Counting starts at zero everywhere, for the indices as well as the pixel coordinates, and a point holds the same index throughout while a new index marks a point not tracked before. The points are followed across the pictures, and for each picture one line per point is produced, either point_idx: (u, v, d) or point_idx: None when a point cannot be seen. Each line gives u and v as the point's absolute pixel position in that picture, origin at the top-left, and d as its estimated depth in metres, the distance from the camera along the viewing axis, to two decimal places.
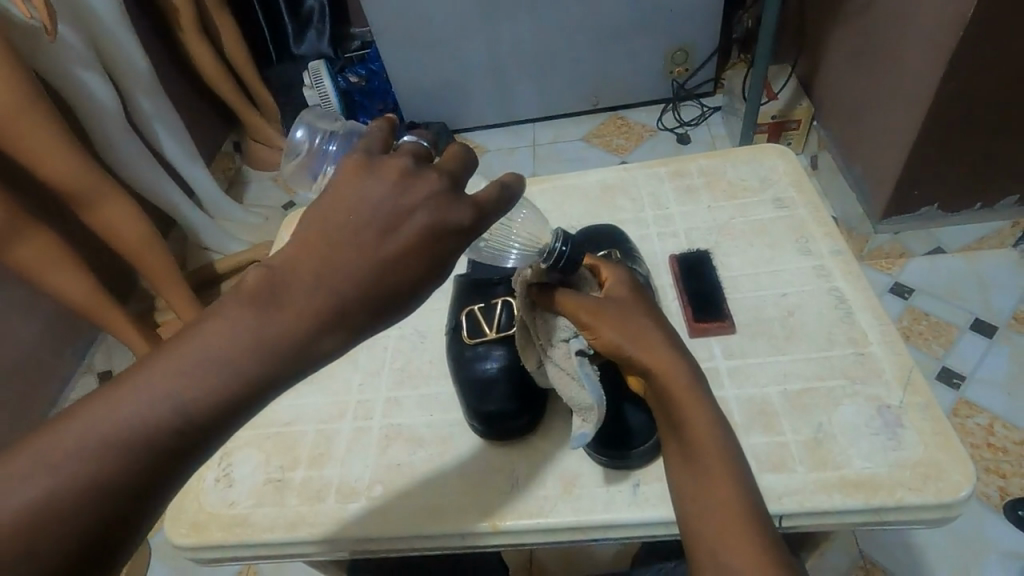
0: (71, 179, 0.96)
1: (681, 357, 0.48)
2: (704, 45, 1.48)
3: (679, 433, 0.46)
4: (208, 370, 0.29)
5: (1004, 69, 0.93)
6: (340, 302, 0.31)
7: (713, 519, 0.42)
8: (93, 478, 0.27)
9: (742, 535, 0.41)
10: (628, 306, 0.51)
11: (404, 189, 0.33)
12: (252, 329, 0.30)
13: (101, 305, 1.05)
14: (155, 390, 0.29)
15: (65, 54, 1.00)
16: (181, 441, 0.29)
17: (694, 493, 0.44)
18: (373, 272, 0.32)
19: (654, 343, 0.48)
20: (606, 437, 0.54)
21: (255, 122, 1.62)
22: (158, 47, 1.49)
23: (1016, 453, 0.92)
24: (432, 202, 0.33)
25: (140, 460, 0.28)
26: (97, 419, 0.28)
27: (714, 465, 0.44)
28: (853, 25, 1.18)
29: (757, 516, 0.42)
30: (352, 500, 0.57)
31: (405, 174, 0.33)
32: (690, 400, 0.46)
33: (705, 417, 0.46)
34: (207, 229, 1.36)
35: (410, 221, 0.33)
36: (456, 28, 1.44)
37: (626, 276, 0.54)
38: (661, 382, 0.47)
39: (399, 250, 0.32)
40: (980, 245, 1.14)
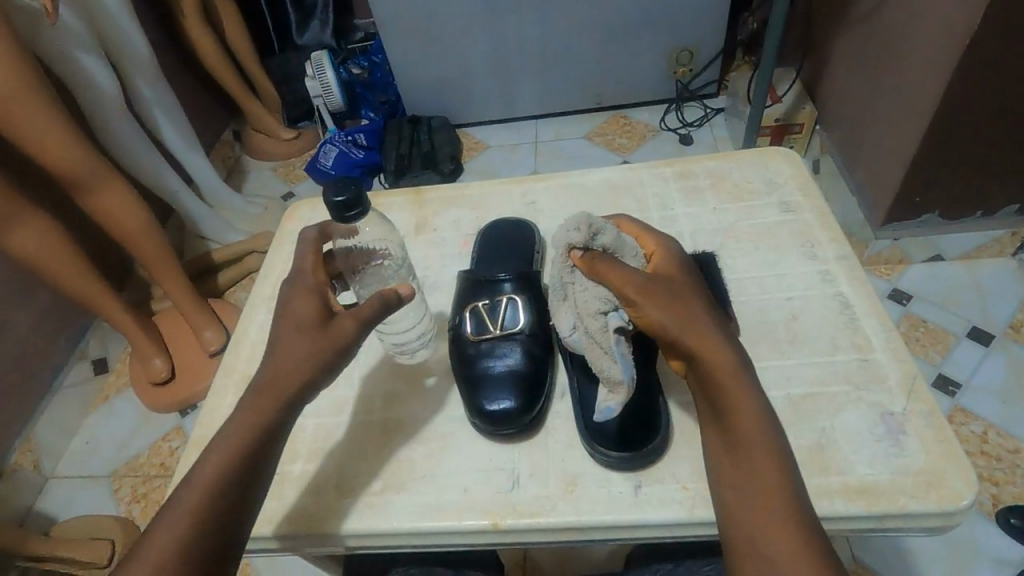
0: (69, 163, 0.94)
1: (727, 344, 0.46)
2: (709, 46, 1.47)
3: (721, 421, 0.44)
4: (228, 442, 0.42)
5: (1010, 78, 0.93)
6: (291, 360, 0.46)
7: (753, 507, 0.39)
8: (177, 549, 0.36)
9: (786, 531, 0.38)
10: (681, 283, 0.50)
11: (297, 290, 0.50)
12: (255, 407, 0.43)
13: (95, 291, 1.04)
14: (201, 476, 0.40)
15: (64, 36, 0.98)
16: (236, 492, 0.40)
17: (733, 483, 0.41)
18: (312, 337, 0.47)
19: (702, 325, 0.46)
20: (621, 427, 0.54)
21: (256, 111, 1.61)
22: (159, 32, 1.47)
23: (1009, 461, 0.92)
24: (314, 285, 0.51)
25: (214, 516, 0.38)
26: (174, 511, 0.38)
27: (758, 455, 0.41)
28: (860, 30, 1.17)
29: (803, 513, 0.39)
30: (352, 494, 0.57)
31: (297, 283, 0.51)
32: (734, 386, 0.44)
33: (751, 404, 0.43)
34: (206, 218, 1.35)
35: (297, 293, 0.50)
36: (461, 22, 1.43)
37: (675, 253, 0.54)
38: (704, 365, 0.45)
39: (318, 318, 0.48)
40: (979, 253, 1.15)
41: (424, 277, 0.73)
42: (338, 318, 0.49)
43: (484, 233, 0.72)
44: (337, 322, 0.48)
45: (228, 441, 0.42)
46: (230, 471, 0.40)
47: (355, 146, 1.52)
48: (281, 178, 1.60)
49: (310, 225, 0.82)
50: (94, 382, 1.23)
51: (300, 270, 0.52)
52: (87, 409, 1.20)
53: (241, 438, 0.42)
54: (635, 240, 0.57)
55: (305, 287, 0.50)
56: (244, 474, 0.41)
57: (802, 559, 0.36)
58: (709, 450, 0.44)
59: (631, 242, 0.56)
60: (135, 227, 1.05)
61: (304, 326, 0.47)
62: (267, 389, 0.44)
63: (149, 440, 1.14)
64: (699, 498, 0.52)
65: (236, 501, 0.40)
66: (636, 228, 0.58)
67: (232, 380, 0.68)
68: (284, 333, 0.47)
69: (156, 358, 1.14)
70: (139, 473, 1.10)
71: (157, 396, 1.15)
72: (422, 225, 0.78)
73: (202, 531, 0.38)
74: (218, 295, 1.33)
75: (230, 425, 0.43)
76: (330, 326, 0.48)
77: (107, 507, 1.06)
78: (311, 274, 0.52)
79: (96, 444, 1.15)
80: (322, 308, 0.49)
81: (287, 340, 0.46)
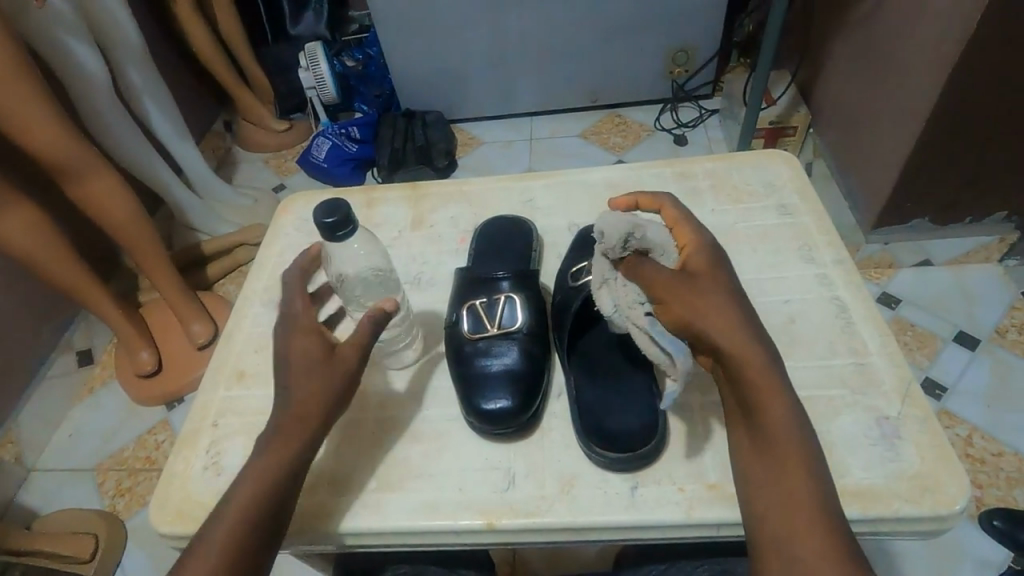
0: (57, 152, 0.92)
1: (758, 341, 0.46)
2: (705, 47, 1.47)
3: (750, 418, 0.45)
4: (255, 472, 0.46)
5: (1004, 86, 0.94)
6: (303, 398, 0.49)
7: (778, 506, 0.41)
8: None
9: (811, 528, 0.40)
10: (709, 279, 0.49)
11: (294, 329, 0.52)
12: (275, 442, 0.47)
13: (82, 282, 1.02)
14: (229, 510, 0.44)
15: (53, 20, 0.96)
16: (263, 523, 0.44)
17: (760, 479, 0.43)
18: (318, 372, 0.50)
19: (730, 320, 0.47)
20: (630, 433, 0.54)
21: (248, 102, 1.59)
22: (149, 19, 1.44)
23: (993, 464, 0.94)
24: (308, 322, 0.53)
25: (243, 547, 0.42)
26: (207, 544, 0.42)
27: (787, 453, 0.43)
28: (856, 35, 1.18)
29: (831, 511, 0.41)
30: (344, 493, 0.56)
31: (291, 322, 0.53)
32: (765, 383, 0.45)
33: (779, 403, 0.44)
34: (195, 209, 1.33)
35: (294, 334, 0.52)
36: (458, 16, 1.42)
37: (708, 246, 0.52)
38: (734, 363, 0.46)
39: (321, 353, 0.51)
40: (968, 258, 1.16)
41: (420, 273, 0.72)
42: (339, 349, 0.51)
43: (482, 229, 0.72)
44: (339, 351, 0.51)
45: (252, 477, 0.45)
46: (263, 501, 0.44)
47: (348, 139, 1.51)
48: (273, 170, 1.58)
49: (304, 218, 0.81)
50: (79, 374, 1.21)
51: (292, 312, 0.54)
52: (72, 401, 1.18)
53: (269, 468, 0.46)
54: (667, 229, 0.55)
55: (302, 326, 0.53)
56: (272, 504, 0.45)
57: (826, 556, 0.38)
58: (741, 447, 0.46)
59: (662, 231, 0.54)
60: (124, 218, 1.03)
61: (312, 361, 0.50)
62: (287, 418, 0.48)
63: (134, 433, 1.12)
64: (696, 499, 0.52)
65: (263, 532, 0.44)
66: (672, 216, 0.56)
67: (222, 375, 0.67)
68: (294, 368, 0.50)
69: (143, 351, 1.12)
70: (123, 466, 1.08)
71: (143, 388, 1.14)
72: (419, 221, 0.78)
73: (234, 561, 0.42)
74: (207, 287, 1.31)
75: (254, 460, 0.47)
76: (334, 358, 0.51)
77: (90, 500, 1.05)
78: (304, 317, 0.54)
79: (80, 436, 1.13)
80: (322, 344, 0.52)
81: (300, 376, 0.50)
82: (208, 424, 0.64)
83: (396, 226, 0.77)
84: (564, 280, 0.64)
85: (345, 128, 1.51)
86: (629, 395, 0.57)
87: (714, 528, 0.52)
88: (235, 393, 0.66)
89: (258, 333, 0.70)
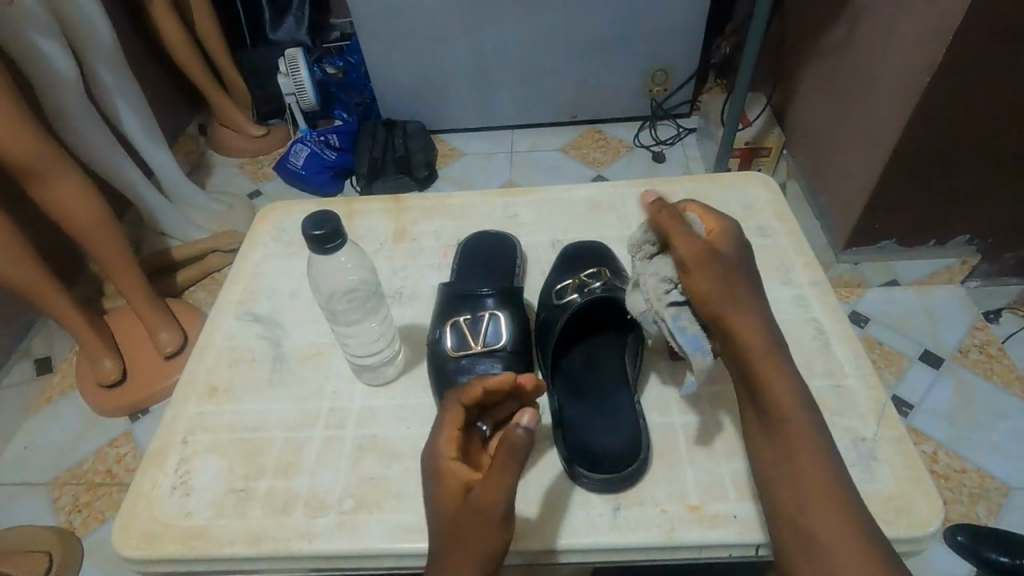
0: (25, 154, 0.89)
1: (765, 327, 0.50)
2: (684, 67, 1.51)
3: (759, 402, 0.49)
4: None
5: (967, 115, 0.98)
6: (473, 551, 0.43)
7: (800, 490, 0.46)
8: None
9: (828, 501, 0.45)
10: (733, 261, 0.52)
11: (439, 471, 0.47)
12: None
13: (46, 289, 0.98)
14: None
15: (22, 17, 0.93)
16: None
17: (772, 460, 0.48)
18: (467, 517, 0.44)
19: (743, 307, 0.50)
20: (617, 458, 0.55)
21: (224, 107, 1.55)
22: (124, 18, 1.41)
23: (957, 481, 0.96)
24: (450, 466, 0.47)
25: None
26: None
27: (798, 435, 0.47)
28: (829, 61, 1.22)
29: (843, 486, 0.46)
30: (321, 514, 0.55)
31: (436, 465, 0.47)
32: (772, 368, 0.49)
33: (788, 388, 0.49)
34: (165, 213, 1.30)
35: (437, 479, 0.47)
36: (442, 28, 1.42)
37: (735, 231, 0.54)
38: (742, 351, 0.49)
39: (466, 498, 0.44)
40: (932, 280, 1.20)
41: (402, 287, 0.71)
42: (477, 494, 0.44)
43: (464, 243, 0.72)
44: (475, 498, 0.44)
45: None
46: None
47: (327, 147, 1.49)
48: (248, 176, 1.55)
49: (282, 230, 0.79)
50: (37, 383, 1.16)
51: (435, 449, 0.48)
52: (27, 411, 1.13)
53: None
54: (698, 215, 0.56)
55: (443, 466, 0.47)
56: None
57: (844, 527, 0.44)
58: (753, 434, 0.51)
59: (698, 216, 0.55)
60: (92, 222, 0.99)
61: (455, 503, 0.45)
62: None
63: (94, 445, 1.08)
64: (676, 520, 0.53)
65: None
66: (701, 206, 0.56)
67: (193, 390, 0.65)
68: (441, 509, 0.45)
69: (107, 359, 1.08)
70: (82, 480, 1.04)
71: (105, 399, 1.09)
72: (401, 234, 0.77)
73: None
74: (177, 295, 1.28)
75: None
76: (474, 506, 0.44)
77: (44, 516, 1.00)
78: (449, 452, 0.48)
79: (34, 449, 1.08)
80: (460, 487, 0.46)
81: (458, 525, 0.44)
82: (177, 441, 0.61)
83: (377, 238, 0.76)
84: (547, 298, 0.64)
85: (325, 136, 1.49)
86: (615, 416, 0.59)
87: (695, 550, 0.52)
88: (206, 408, 0.63)
89: (231, 346, 0.68)
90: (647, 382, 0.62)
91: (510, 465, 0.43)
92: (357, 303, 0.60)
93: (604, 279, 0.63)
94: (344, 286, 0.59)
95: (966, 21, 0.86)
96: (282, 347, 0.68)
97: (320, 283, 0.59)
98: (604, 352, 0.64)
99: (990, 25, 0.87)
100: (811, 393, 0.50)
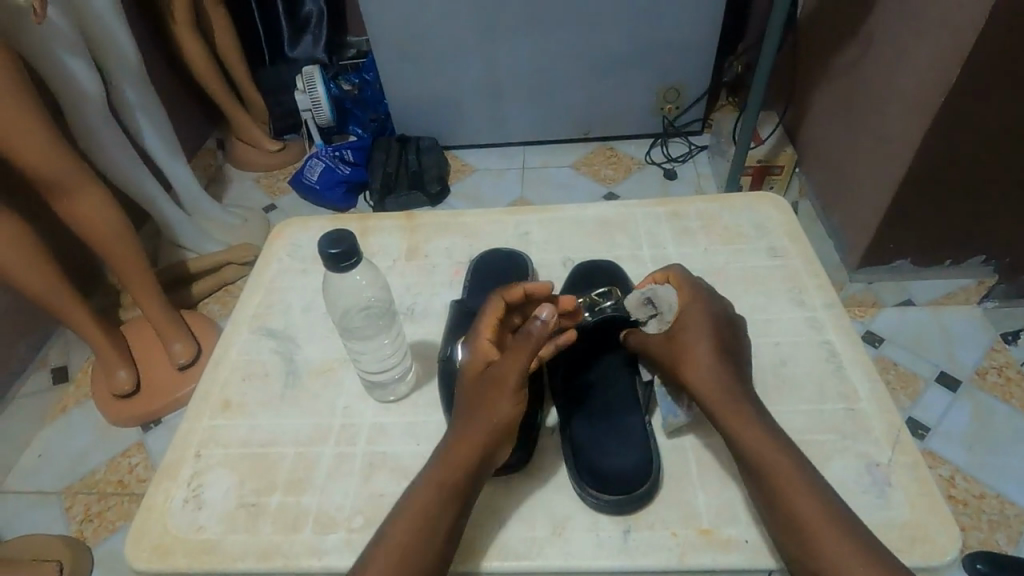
0: (51, 168, 0.91)
1: (723, 374, 0.54)
2: (695, 86, 1.52)
3: (735, 451, 0.51)
4: (434, 478, 0.51)
5: (980, 136, 0.97)
6: (489, 414, 0.53)
7: (798, 531, 0.46)
8: (407, 538, 0.48)
9: (829, 536, 0.45)
10: (688, 329, 0.57)
11: (473, 348, 0.56)
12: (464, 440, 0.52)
13: (67, 300, 1.00)
14: (433, 483, 0.51)
15: (50, 35, 0.95)
16: (460, 504, 0.50)
17: (769, 503, 0.49)
18: (489, 388, 0.53)
19: (699, 365, 0.54)
20: (632, 474, 0.55)
21: (241, 122, 1.59)
22: (148, 36, 1.45)
23: (976, 506, 0.94)
24: (481, 346, 0.56)
25: (441, 520, 0.49)
26: (409, 518, 0.49)
27: (784, 474, 0.48)
28: (841, 81, 1.22)
29: (844, 521, 0.46)
30: (330, 531, 0.55)
31: (471, 343, 0.56)
32: (737, 414, 0.52)
33: (755, 430, 0.51)
34: (183, 226, 1.32)
35: (471, 354, 0.56)
36: (456, 47, 1.45)
37: (702, 296, 0.59)
38: (706, 403, 0.53)
39: (491, 373, 0.54)
40: (947, 300, 1.18)
41: (414, 304, 0.72)
42: (502, 370, 0.53)
43: (476, 262, 0.72)
44: (498, 371, 0.54)
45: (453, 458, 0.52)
46: (443, 496, 0.50)
47: (342, 162, 1.51)
48: (264, 190, 1.57)
49: (296, 246, 0.80)
50: (53, 392, 1.17)
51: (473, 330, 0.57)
52: (42, 421, 1.14)
53: (444, 473, 0.51)
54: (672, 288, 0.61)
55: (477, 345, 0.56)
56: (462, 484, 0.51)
57: (848, 561, 0.44)
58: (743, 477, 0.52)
59: (667, 290, 0.61)
60: (111, 234, 1.01)
61: (479, 376, 0.55)
62: (466, 429, 0.53)
63: (107, 455, 1.09)
64: (688, 545, 0.52)
65: (461, 504, 0.50)
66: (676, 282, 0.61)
67: (208, 404, 0.66)
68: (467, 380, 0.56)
69: (122, 370, 1.09)
70: (94, 490, 1.04)
71: (119, 409, 1.10)
72: (414, 251, 0.78)
73: (432, 522, 0.49)
74: (192, 306, 1.29)
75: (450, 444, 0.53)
76: (495, 378, 0.53)
77: (56, 525, 1.01)
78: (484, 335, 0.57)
79: (48, 458, 1.09)
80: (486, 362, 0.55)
81: (482, 392, 0.54)
82: (190, 454, 0.62)
83: (390, 255, 0.77)
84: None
85: (339, 151, 1.51)
86: (630, 429, 0.58)
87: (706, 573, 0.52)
88: (220, 422, 0.64)
89: (245, 361, 0.69)
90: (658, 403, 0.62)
91: (530, 347, 0.53)
92: (373, 326, 0.61)
93: (616, 297, 0.65)
94: (362, 306, 0.61)
95: (978, 43, 0.86)
96: (295, 362, 0.68)
97: (335, 299, 0.60)
98: (619, 367, 0.64)
99: (1003, 47, 0.87)
100: (789, 437, 0.52)
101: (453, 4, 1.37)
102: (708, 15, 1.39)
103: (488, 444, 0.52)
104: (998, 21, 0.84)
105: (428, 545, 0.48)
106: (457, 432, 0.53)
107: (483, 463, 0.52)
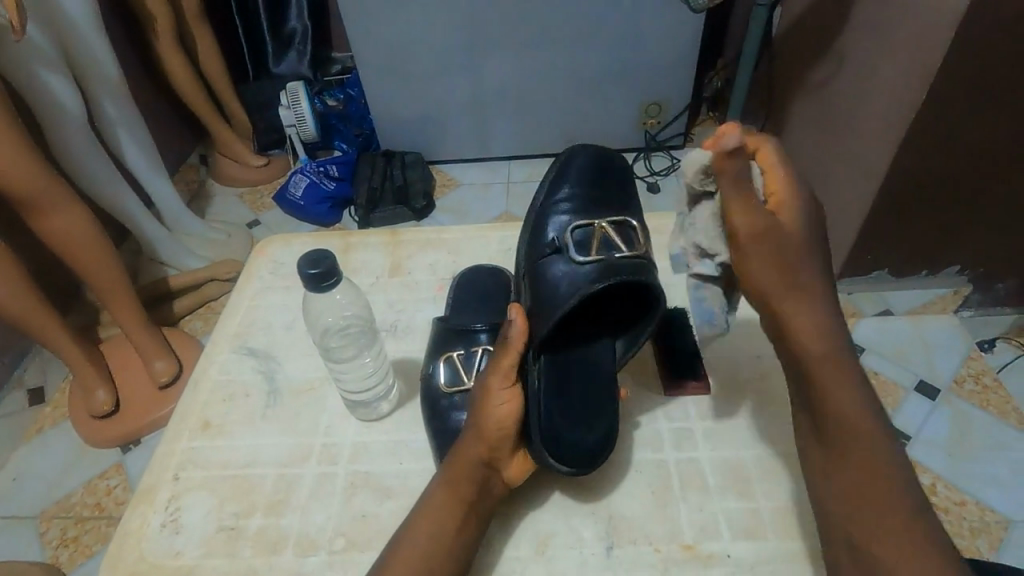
0: (28, 186, 0.90)
1: (828, 317, 0.52)
2: (677, 100, 1.54)
3: (824, 422, 0.51)
4: (440, 489, 0.52)
5: (952, 150, 1.00)
6: (489, 421, 0.53)
7: (872, 517, 0.47)
8: (418, 546, 0.50)
9: (899, 522, 0.46)
10: (797, 242, 0.53)
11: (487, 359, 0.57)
12: (467, 450, 0.53)
13: (43, 320, 0.98)
14: (440, 491, 0.52)
15: (29, 51, 0.94)
16: (464, 512, 0.51)
17: (844, 478, 0.49)
18: (485, 395, 0.54)
19: (808, 298, 0.52)
20: (592, 448, 0.55)
21: (223, 135, 1.58)
22: (129, 51, 1.44)
23: (957, 514, 0.96)
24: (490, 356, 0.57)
25: (446, 528, 0.50)
26: (420, 528, 0.51)
27: (865, 452, 0.49)
28: (816, 96, 1.25)
29: (918, 512, 0.46)
30: (311, 553, 0.54)
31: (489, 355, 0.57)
32: (838, 379, 0.50)
33: (851, 390, 0.50)
34: (165, 243, 1.31)
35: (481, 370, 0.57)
36: (441, 62, 1.46)
37: (802, 196, 0.54)
38: (800, 344, 0.51)
39: (487, 381, 0.54)
40: (924, 309, 1.21)
41: (397, 320, 0.72)
42: (495, 376, 0.54)
43: (457, 278, 0.72)
44: (492, 379, 0.54)
45: (457, 467, 0.53)
46: (450, 503, 0.51)
47: (326, 177, 1.51)
48: (247, 206, 1.57)
49: (279, 264, 0.80)
50: (28, 413, 1.14)
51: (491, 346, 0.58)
52: (16, 442, 1.11)
53: (452, 483, 0.52)
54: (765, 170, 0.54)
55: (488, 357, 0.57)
56: (467, 492, 0.52)
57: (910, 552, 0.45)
58: (805, 422, 0.53)
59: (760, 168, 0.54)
60: (88, 252, 1.00)
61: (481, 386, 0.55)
62: (473, 437, 0.53)
63: (85, 478, 1.06)
64: (671, 560, 0.54)
65: (467, 510, 0.51)
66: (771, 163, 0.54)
67: (186, 425, 0.65)
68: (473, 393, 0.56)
69: (100, 390, 1.07)
70: (70, 514, 1.02)
71: (98, 431, 1.08)
72: (397, 267, 0.78)
73: (438, 528, 0.50)
74: (174, 324, 1.28)
75: (455, 453, 0.54)
76: (488, 385, 0.54)
77: (30, 552, 0.98)
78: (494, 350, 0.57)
79: (23, 481, 1.07)
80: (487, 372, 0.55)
81: (481, 400, 0.54)
82: (167, 477, 0.61)
83: (374, 272, 0.77)
84: (566, 247, 0.61)
85: (324, 167, 1.51)
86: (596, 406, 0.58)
87: None
88: (199, 444, 0.63)
89: (224, 382, 0.68)
90: (640, 418, 0.64)
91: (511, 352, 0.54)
92: (354, 342, 0.61)
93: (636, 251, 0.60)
94: (340, 320, 0.62)
95: (945, 61, 0.89)
96: (276, 381, 0.68)
97: (315, 317, 0.61)
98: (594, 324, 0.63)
99: (969, 64, 0.90)
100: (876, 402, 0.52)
101: (438, 21, 1.39)
102: (688, 32, 1.42)
103: (500, 452, 0.53)
104: (961, 40, 0.87)
105: (443, 556, 0.50)
106: (458, 445, 0.54)
107: (486, 469, 0.52)
